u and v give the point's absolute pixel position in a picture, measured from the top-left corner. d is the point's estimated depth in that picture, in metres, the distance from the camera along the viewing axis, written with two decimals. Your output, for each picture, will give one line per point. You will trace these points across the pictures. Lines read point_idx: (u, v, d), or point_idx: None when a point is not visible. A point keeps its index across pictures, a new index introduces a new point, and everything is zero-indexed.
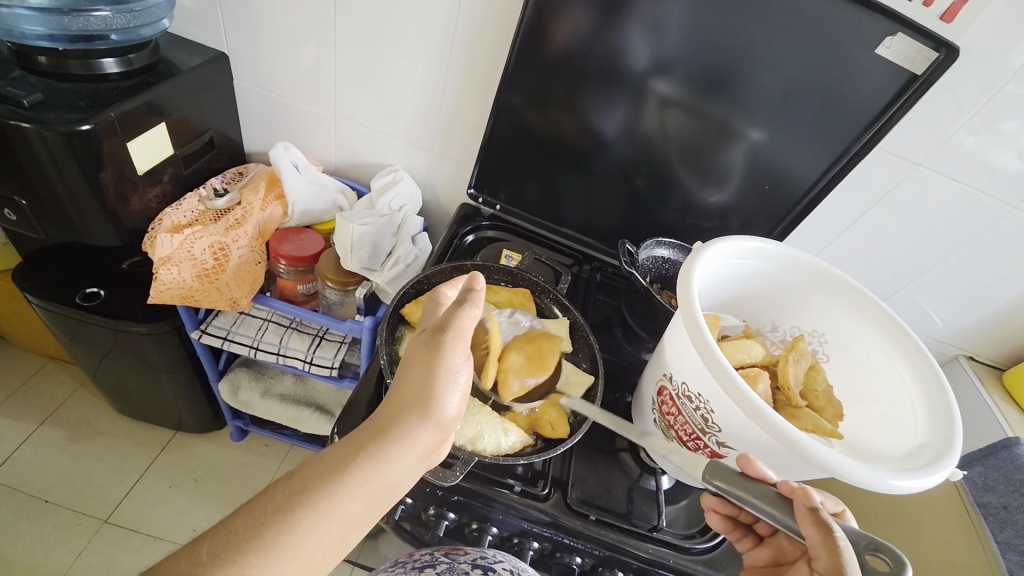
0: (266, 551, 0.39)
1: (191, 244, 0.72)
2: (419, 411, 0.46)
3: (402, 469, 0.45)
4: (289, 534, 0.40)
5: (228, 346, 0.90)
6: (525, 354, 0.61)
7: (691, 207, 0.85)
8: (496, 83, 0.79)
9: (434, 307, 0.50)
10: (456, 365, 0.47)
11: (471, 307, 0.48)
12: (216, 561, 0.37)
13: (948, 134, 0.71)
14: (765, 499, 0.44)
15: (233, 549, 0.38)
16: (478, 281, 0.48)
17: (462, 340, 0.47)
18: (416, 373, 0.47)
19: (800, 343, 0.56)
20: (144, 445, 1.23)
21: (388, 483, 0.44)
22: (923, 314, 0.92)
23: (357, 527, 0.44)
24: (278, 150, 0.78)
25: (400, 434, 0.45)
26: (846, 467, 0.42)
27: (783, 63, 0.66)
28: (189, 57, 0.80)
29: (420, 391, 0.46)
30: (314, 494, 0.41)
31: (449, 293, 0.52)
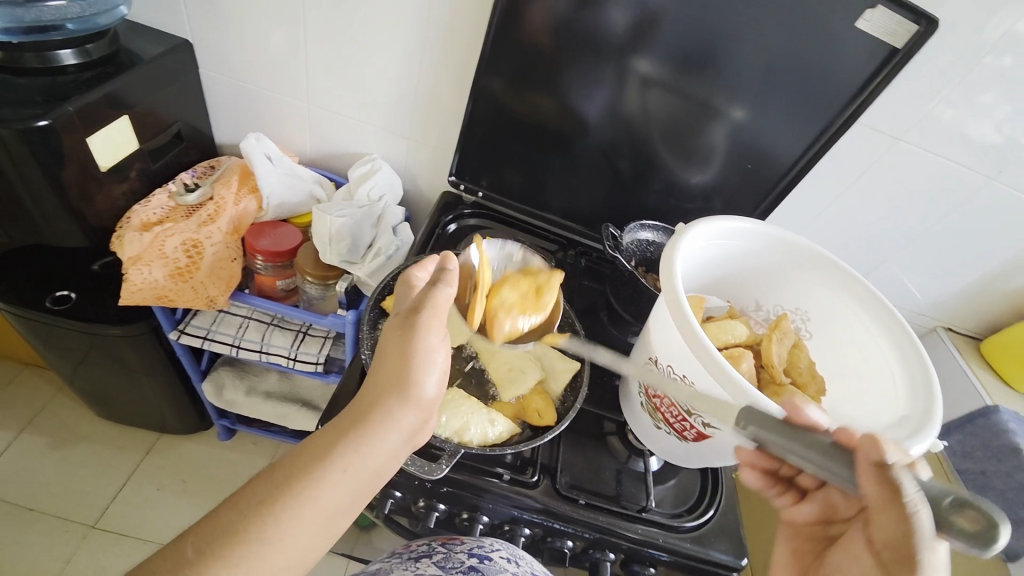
0: (252, 541, 0.40)
1: (163, 242, 0.70)
2: (398, 393, 0.45)
3: (386, 451, 0.45)
4: (275, 523, 0.40)
5: (208, 345, 0.88)
6: (519, 291, 0.58)
7: (675, 188, 0.84)
8: (474, 67, 0.77)
9: (409, 289, 0.52)
10: (431, 345, 0.47)
11: (445, 286, 0.49)
12: (205, 554, 0.39)
13: (928, 108, 0.71)
14: (817, 450, 0.40)
15: (220, 542, 0.39)
16: (451, 261, 0.50)
17: (434, 321, 0.47)
18: (393, 356, 0.47)
19: (783, 322, 0.56)
20: (129, 448, 1.20)
21: (372, 466, 0.44)
22: (903, 288, 0.94)
23: (346, 509, 0.44)
24: (249, 141, 0.76)
25: (381, 417, 0.45)
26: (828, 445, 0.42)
27: (764, 40, 0.66)
28: (150, 46, 0.76)
29: (398, 373, 0.46)
30: (296, 483, 0.42)
31: (421, 274, 0.52)
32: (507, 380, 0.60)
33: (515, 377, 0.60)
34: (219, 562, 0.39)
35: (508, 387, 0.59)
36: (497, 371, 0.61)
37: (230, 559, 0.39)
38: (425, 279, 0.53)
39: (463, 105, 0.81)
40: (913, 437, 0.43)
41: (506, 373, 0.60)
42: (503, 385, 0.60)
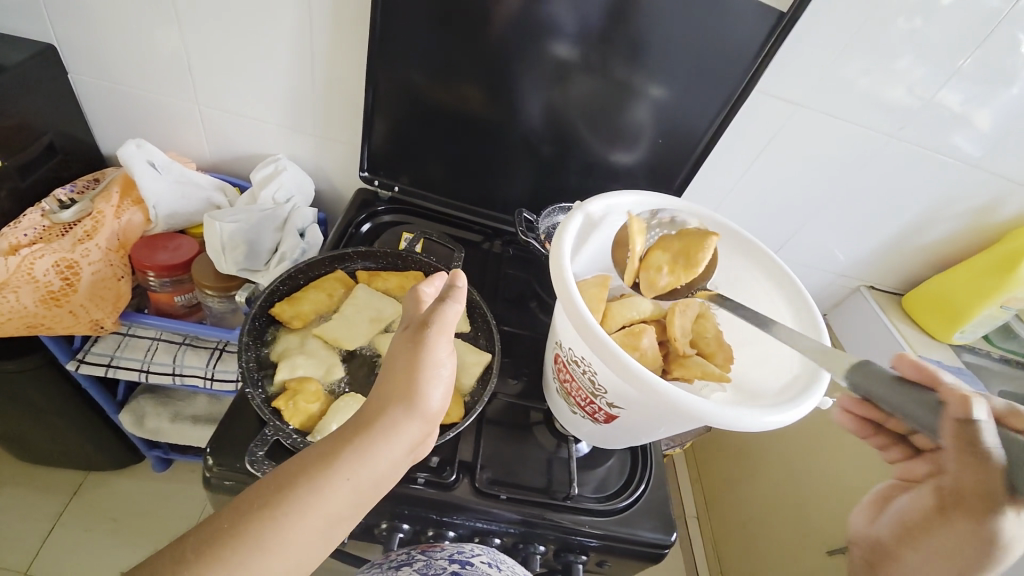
0: (249, 548, 0.33)
1: (31, 264, 0.62)
2: (404, 400, 0.40)
3: (390, 464, 0.40)
4: (273, 529, 0.35)
5: (114, 373, 0.82)
6: (672, 252, 0.55)
7: (599, 168, 0.83)
8: (366, 58, 0.73)
9: (416, 304, 0.45)
10: (441, 356, 0.42)
11: (452, 303, 0.43)
12: (193, 559, 0.32)
13: (839, 73, 0.71)
14: (912, 399, 0.34)
15: (214, 545, 0.33)
16: (458, 277, 0.44)
17: (445, 330, 0.42)
18: (401, 362, 0.42)
19: (686, 293, 0.55)
20: (49, 492, 1.11)
21: (376, 478, 0.39)
22: (826, 252, 0.96)
23: (345, 524, 0.38)
24: (129, 148, 0.69)
25: (385, 426, 0.40)
26: (717, 413, 0.41)
27: (662, 13, 0.64)
28: (6, 52, 0.69)
29: (405, 379, 0.41)
30: (299, 488, 0.36)
31: (429, 288, 0.46)
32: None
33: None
34: (214, 568, 0.32)
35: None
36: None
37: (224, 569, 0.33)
38: (433, 295, 0.46)
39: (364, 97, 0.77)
40: (802, 396, 0.43)
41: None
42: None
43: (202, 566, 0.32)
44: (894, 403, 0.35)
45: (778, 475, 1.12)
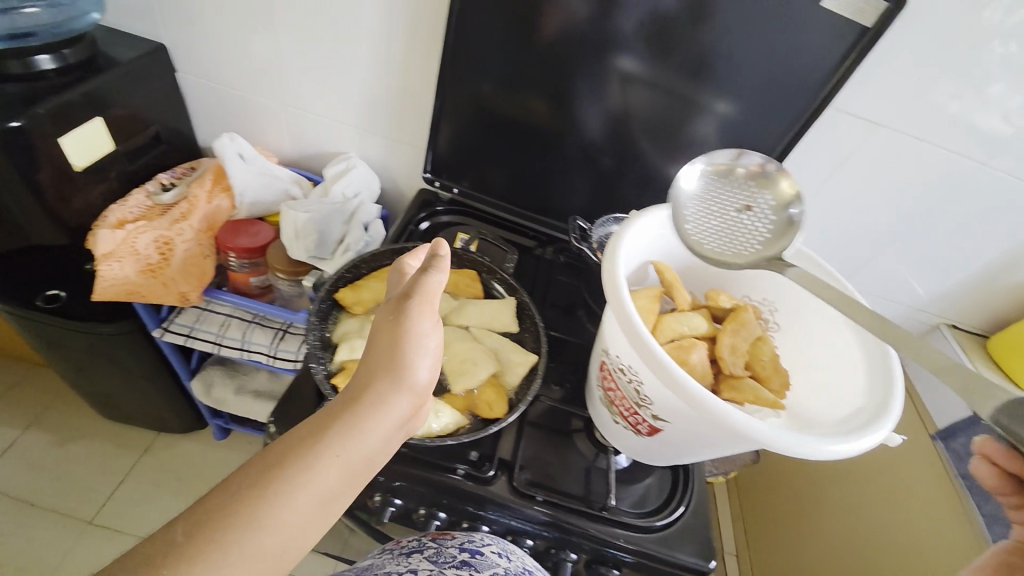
0: (243, 528, 0.35)
1: (135, 239, 0.72)
2: (390, 376, 0.42)
3: (379, 439, 0.41)
4: (267, 508, 0.36)
5: (190, 343, 0.90)
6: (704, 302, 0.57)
7: (657, 181, 0.81)
8: (434, 65, 0.77)
9: (399, 275, 0.47)
10: (425, 330, 0.44)
11: (436, 273, 0.43)
12: (190, 539, 0.34)
13: (925, 95, 0.67)
14: None
15: (208, 525, 0.35)
16: (441, 247, 0.43)
17: (429, 306, 0.44)
18: (383, 339, 0.44)
19: (743, 312, 0.53)
20: (128, 446, 1.23)
21: (366, 454, 0.41)
22: (902, 282, 0.89)
23: (338, 499, 0.40)
24: (223, 140, 0.77)
25: (373, 402, 0.41)
26: (774, 437, 0.40)
27: (730, 24, 0.63)
28: (126, 51, 0.78)
29: (390, 356, 0.43)
30: (290, 468, 0.38)
31: (411, 263, 0.48)
32: (458, 371, 0.57)
33: (468, 368, 0.58)
34: (211, 547, 0.34)
35: (459, 378, 0.57)
36: (448, 362, 0.59)
37: (220, 548, 0.34)
38: (416, 269, 0.48)
39: (430, 101, 0.81)
40: (864, 431, 0.42)
41: (457, 363, 0.58)
42: (454, 376, 0.57)
43: (196, 546, 0.34)
44: None
45: (831, 516, 1.04)
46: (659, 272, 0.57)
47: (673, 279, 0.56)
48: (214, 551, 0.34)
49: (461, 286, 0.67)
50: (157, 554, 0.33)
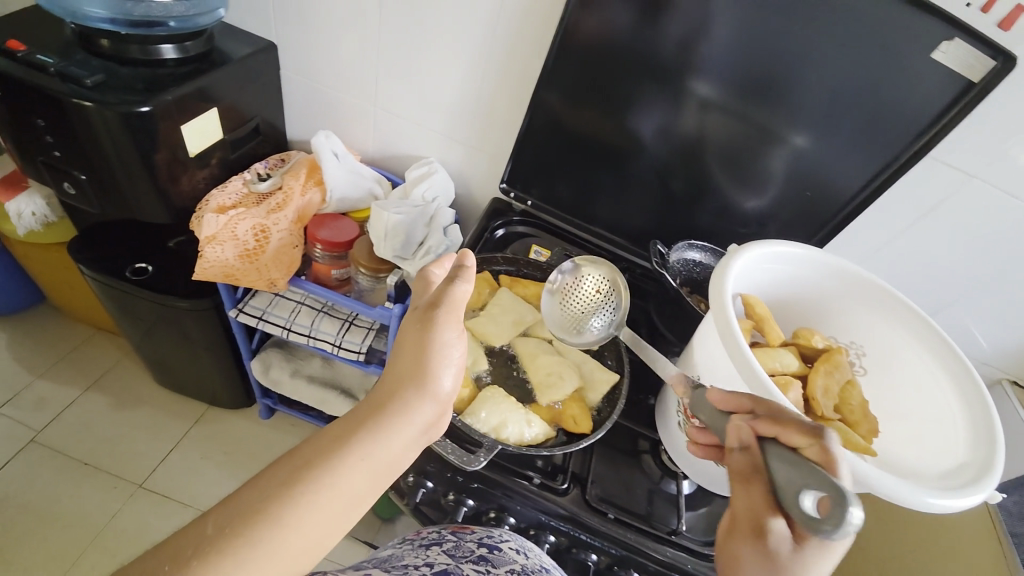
0: (270, 525, 0.37)
1: (235, 225, 0.78)
2: (415, 383, 0.45)
3: (402, 444, 0.44)
4: (293, 508, 0.38)
5: (262, 326, 0.94)
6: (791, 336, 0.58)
7: (728, 212, 0.82)
8: (533, 83, 0.79)
9: (425, 286, 0.51)
10: (449, 341, 0.47)
11: (461, 283, 0.49)
12: (222, 534, 0.36)
13: (1005, 149, 0.67)
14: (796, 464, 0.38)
15: (237, 521, 0.36)
16: (467, 258, 0.49)
17: (454, 316, 0.48)
18: (409, 349, 0.47)
19: (837, 355, 0.55)
20: (179, 416, 1.28)
21: (389, 458, 0.43)
22: (965, 335, 0.85)
23: (360, 503, 0.41)
24: (320, 138, 0.83)
25: (398, 408, 0.44)
26: (881, 483, 0.43)
27: (832, 64, 0.64)
28: (240, 46, 0.83)
29: (415, 365, 0.46)
30: (318, 468, 0.39)
31: (436, 272, 0.51)
32: (546, 385, 0.65)
33: (555, 382, 0.65)
34: (239, 543, 0.36)
35: (546, 391, 0.64)
36: (535, 376, 0.66)
37: (246, 543, 0.36)
38: (441, 278, 0.52)
39: (521, 116, 0.83)
40: (969, 488, 0.44)
41: (544, 378, 0.66)
42: (542, 389, 0.65)
43: (225, 542, 0.35)
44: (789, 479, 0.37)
45: None
46: (749, 307, 0.58)
47: (764, 315, 0.57)
48: (241, 546, 0.35)
49: (543, 299, 0.73)
50: (192, 545, 0.35)
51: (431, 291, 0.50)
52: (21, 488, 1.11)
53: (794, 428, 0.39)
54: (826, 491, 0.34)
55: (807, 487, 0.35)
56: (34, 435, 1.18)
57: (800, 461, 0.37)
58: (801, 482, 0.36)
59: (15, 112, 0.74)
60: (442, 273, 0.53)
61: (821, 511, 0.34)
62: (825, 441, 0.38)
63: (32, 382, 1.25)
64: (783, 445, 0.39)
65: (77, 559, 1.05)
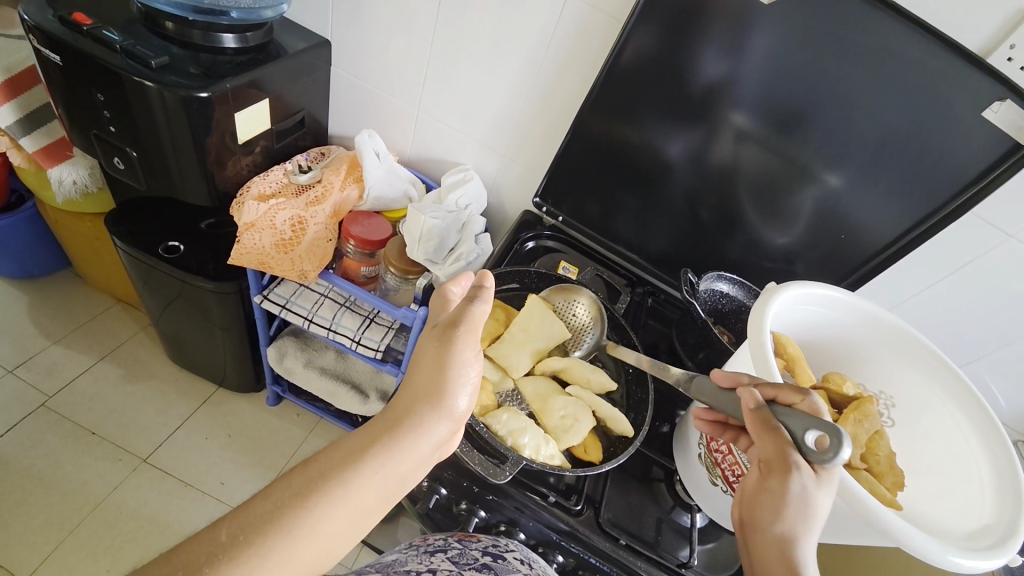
0: (283, 535, 0.37)
1: (275, 214, 0.81)
2: (432, 401, 0.45)
3: (416, 460, 0.44)
4: (307, 519, 0.38)
5: (284, 314, 0.95)
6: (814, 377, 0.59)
7: (757, 246, 0.81)
8: (579, 103, 0.80)
9: (442, 304, 0.50)
10: (467, 360, 0.47)
11: (480, 303, 0.48)
12: (237, 543, 0.36)
13: None
14: (804, 415, 0.43)
15: (251, 529, 0.37)
16: (487, 279, 0.49)
17: (473, 335, 0.48)
18: (426, 366, 0.47)
19: (867, 404, 0.55)
20: (187, 394, 1.28)
21: (403, 473, 0.43)
22: (980, 388, 0.83)
23: (370, 514, 0.42)
24: (364, 137, 0.86)
25: (414, 425, 0.44)
26: (914, 540, 0.43)
27: (877, 111, 0.64)
28: (296, 41, 0.85)
29: (433, 382, 0.46)
30: (332, 482, 0.40)
31: (455, 289, 0.51)
32: (560, 426, 0.64)
33: (569, 426, 0.64)
34: (255, 547, 0.36)
35: (564, 435, 0.63)
36: (550, 420, 0.65)
37: (257, 551, 0.36)
38: (459, 295, 0.52)
39: (563, 133, 0.84)
40: (993, 549, 0.44)
41: (558, 421, 0.65)
42: (558, 433, 0.64)
43: (239, 550, 0.36)
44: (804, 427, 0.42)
45: None
46: (782, 346, 0.58)
47: (796, 354, 0.58)
48: (253, 555, 0.36)
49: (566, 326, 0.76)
50: (205, 552, 0.35)
51: (448, 312, 0.50)
52: (26, 451, 1.11)
53: (782, 388, 0.46)
54: (826, 429, 0.41)
55: (811, 427, 0.42)
56: (45, 400, 1.19)
57: (794, 409, 0.44)
58: (805, 423, 0.42)
59: (76, 85, 0.77)
60: (457, 292, 0.52)
61: (821, 446, 0.41)
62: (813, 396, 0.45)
63: (48, 346, 1.27)
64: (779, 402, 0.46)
65: (74, 528, 1.04)
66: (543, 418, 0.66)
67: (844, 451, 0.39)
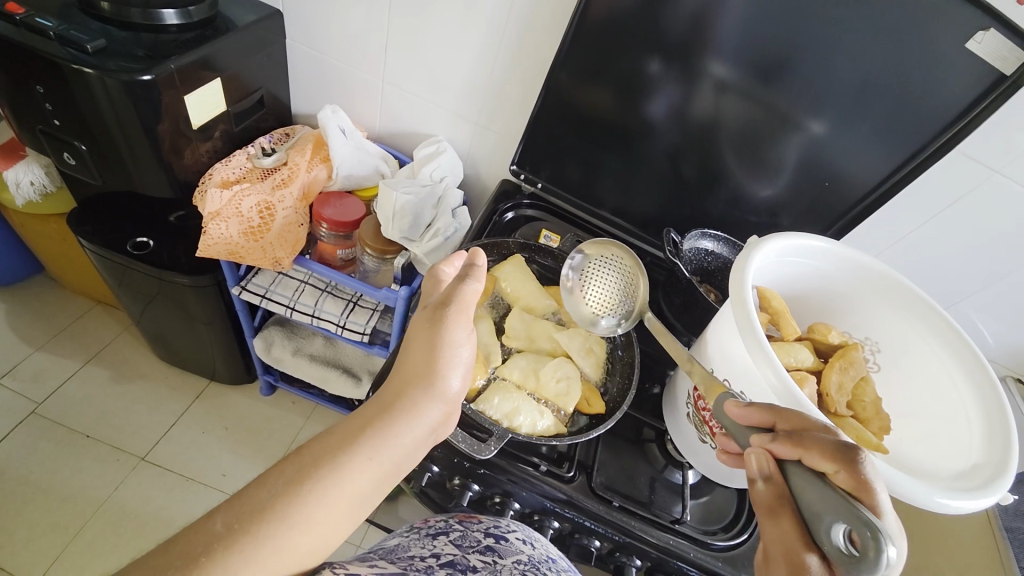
0: (276, 524, 0.36)
1: (240, 201, 0.79)
2: (424, 383, 0.45)
3: (411, 443, 0.43)
4: (301, 507, 0.37)
5: (265, 304, 0.92)
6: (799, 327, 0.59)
7: (740, 201, 0.80)
8: (550, 62, 0.76)
9: (434, 284, 0.49)
10: (459, 340, 0.46)
11: (473, 282, 0.47)
12: (231, 533, 0.35)
13: None
14: (831, 499, 0.36)
15: (244, 520, 0.36)
16: (479, 257, 0.48)
17: (465, 315, 0.46)
18: (418, 350, 0.46)
19: (851, 351, 0.55)
20: (180, 391, 1.27)
21: (398, 457, 0.43)
22: (966, 327, 0.84)
23: (367, 500, 0.42)
24: (327, 113, 0.82)
25: (407, 407, 0.44)
26: (902, 486, 0.43)
27: (857, 50, 0.61)
28: (244, 13, 0.80)
29: (424, 364, 0.45)
30: (325, 468, 0.39)
31: (447, 270, 0.50)
32: (559, 394, 0.63)
33: (566, 389, 0.63)
34: (244, 540, 0.35)
35: (565, 399, 0.63)
36: (549, 391, 0.63)
37: (251, 542, 0.35)
38: (451, 276, 0.50)
39: (534, 96, 0.81)
40: (984, 489, 0.44)
41: (557, 387, 0.63)
42: (562, 399, 0.63)
43: (229, 541, 0.35)
44: (831, 518, 0.36)
45: None
46: (766, 300, 0.58)
47: (780, 308, 0.57)
48: (247, 546, 0.35)
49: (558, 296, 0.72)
50: (198, 544, 0.34)
51: (440, 291, 0.48)
52: (22, 459, 1.11)
53: (813, 452, 0.38)
54: (860, 524, 0.34)
55: (838, 520, 0.35)
56: (34, 407, 1.17)
57: (825, 489, 0.37)
58: (830, 512, 0.36)
59: (12, 77, 0.72)
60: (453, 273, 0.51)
61: (854, 545, 0.34)
62: (860, 469, 0.36)
63: (30, 354, 1.24)
64: (808, 469, 0.39)
65: (80, 529, 1.05)
66: (540, 392, 0.64)
67: (880, 561, 0.32)
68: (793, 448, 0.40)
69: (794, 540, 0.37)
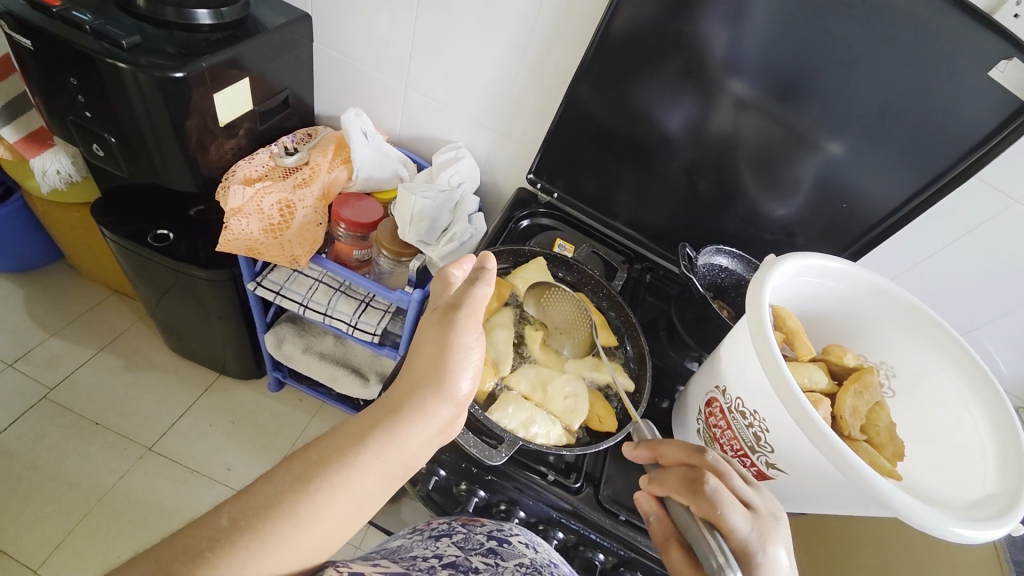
0: (284, 520, 0.37)
1: (261, 199, 0.80)
2: (433, 385, 0.45)
3: (418, 443, 0.44)
4: (307, 505, 0.38)
5: (279, 301, 0.93)
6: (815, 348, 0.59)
7: (756, 218, 0.80)
8: (572, 73, 0.77)
9: (442, 287, 0.50)
10: (468, 343, 0.47)
11: (482, 286, 0.47)
12: (240, 527, 0.35)
13: None
14: (692, 531, 0.44)
15: (253, 515, 0.36)
16: (488, 260, 0.47)
17: (474, 319, 0.47)
18: (428, 351, 0.46)
19: (867, 375, 0.55)
20: (189, 383, 1.28)
21: (405, 457, 0.43)
22: (982, 356, 0.83)
23: (373, 499, 0.42)
24: (350, 116, 0.83)
25: (415, 408, 0.44)
26: (915, 513, 0.43)
27: (880, 73, 0.61)
28: (274, 16, 0.82)
29: (433, 366, 0.45)
30: (333, 466, 0.40)
31: (456, 272, 0.50)
32: (566, 410, 0.62)
33: (574, 406, 0.63)
34: (254, 534, 0.35)
35: (572, 415, 0.62)
36: (555, 405, 0.63)
37: (259, 537, 0.36)
38: (459, 278, 0.50)
39: (555, 106, 0.81)
40: (996, 520, 0.43)
41: (563, 403, 0.63)
42: (568, 415, 0.62)
43: (238, 535, 0.35)
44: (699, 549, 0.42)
45: None
46: (781, 319, 0.58)
47: (796, 328, 0.57)
48: (255, 541, 0.35)
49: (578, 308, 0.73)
50: (207, 536, 0.35)
51: (450, 294, 0.49)
52: (31, 443, 1.12)
53: (673, 489, 0.46)
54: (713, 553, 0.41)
55: (699, 549, 0.42)
56: (46, 392, 1.19)
57: (687, 521, 0.44)
58: (696, 544, 0.43)
59: (48, 70, 0.74)
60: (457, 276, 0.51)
61: (715, 569, 0.41)
62: (704, 497, 0.44)
63: (46, 339, 1.26)
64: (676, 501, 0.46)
65: (85, 515, 1.06)
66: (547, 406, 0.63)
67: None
68: (663, 488, 0.48)
69: (690, 568, 0.44)
